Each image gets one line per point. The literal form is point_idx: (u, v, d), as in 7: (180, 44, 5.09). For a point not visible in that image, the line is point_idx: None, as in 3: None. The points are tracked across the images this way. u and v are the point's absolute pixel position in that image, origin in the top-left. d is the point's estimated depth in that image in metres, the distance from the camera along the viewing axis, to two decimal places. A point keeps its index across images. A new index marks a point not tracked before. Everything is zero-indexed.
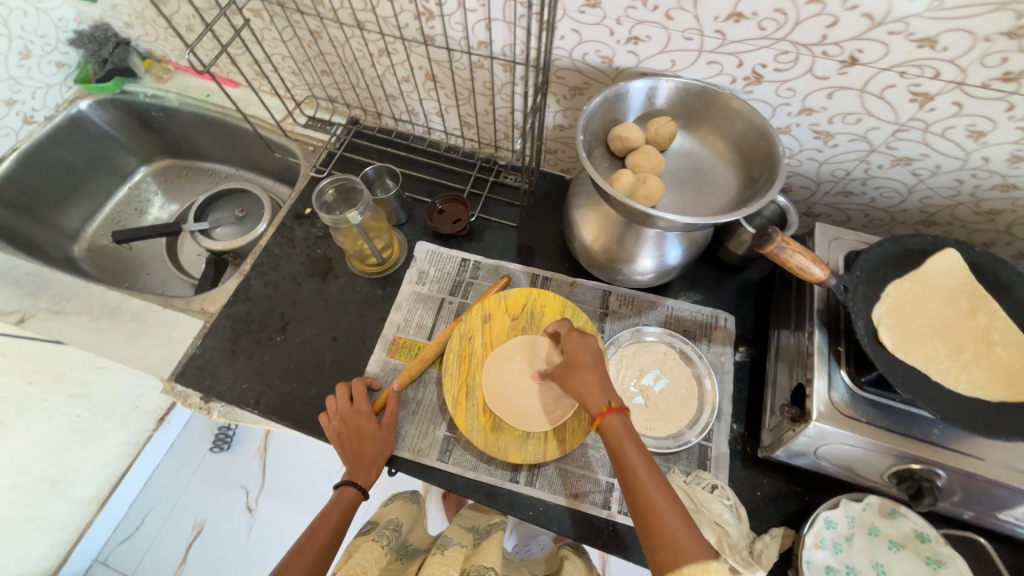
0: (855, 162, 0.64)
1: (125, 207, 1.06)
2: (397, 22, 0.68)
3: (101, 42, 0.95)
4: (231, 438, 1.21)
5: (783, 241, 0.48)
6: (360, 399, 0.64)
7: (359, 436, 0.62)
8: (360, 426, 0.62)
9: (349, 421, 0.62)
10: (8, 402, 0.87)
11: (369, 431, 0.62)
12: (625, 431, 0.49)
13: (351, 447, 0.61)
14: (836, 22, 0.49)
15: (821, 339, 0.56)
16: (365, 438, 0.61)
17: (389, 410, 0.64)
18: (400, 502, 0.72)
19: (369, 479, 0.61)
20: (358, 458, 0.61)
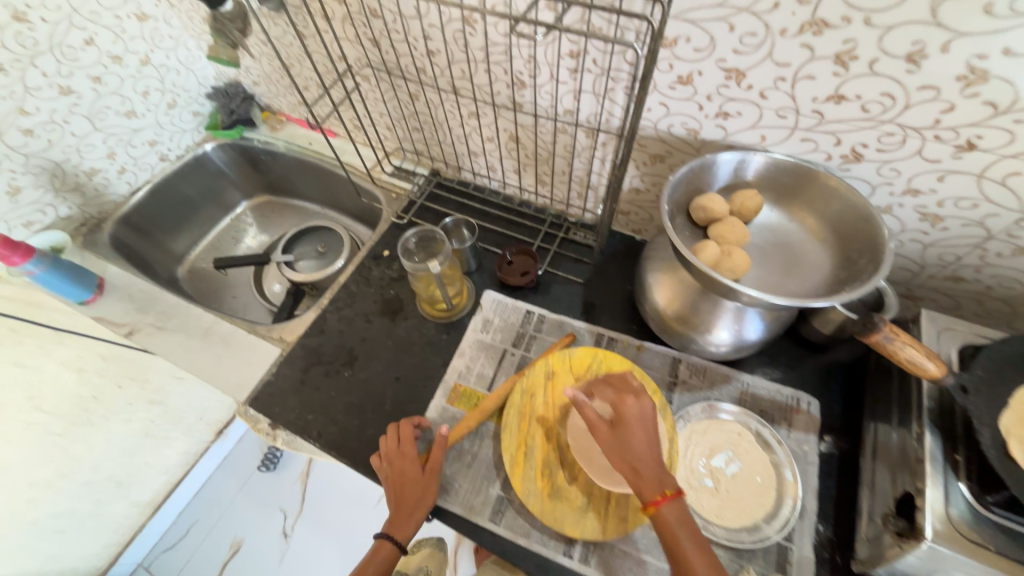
0: (968, 248, 0.58)
1: (225, 235, 1.18)
2: (491, 90, 0.73)
3: (232, 96, 1.08)
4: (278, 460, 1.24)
5: (892, 332, 0.45)
6: (408, 441, 0.63)
7: (402, 481, 0.61)
8: (404, 471, 0.61)
9: (394, 464, 0.62)
10: (99, 402, 0.96)
11: (413, 477, 0.61)
12: (681, 512, 0.49)
13: (394, 493, 0.61)
14: (952, 108, 0.47)
15: (933, 443, 0.49)
16: (408, 485, 0.60)
17: (436, 456, 0.62)
18: (427, 551, 0.82)
19: (407, 532, 0.59)
20: (399, 506, 0.60)
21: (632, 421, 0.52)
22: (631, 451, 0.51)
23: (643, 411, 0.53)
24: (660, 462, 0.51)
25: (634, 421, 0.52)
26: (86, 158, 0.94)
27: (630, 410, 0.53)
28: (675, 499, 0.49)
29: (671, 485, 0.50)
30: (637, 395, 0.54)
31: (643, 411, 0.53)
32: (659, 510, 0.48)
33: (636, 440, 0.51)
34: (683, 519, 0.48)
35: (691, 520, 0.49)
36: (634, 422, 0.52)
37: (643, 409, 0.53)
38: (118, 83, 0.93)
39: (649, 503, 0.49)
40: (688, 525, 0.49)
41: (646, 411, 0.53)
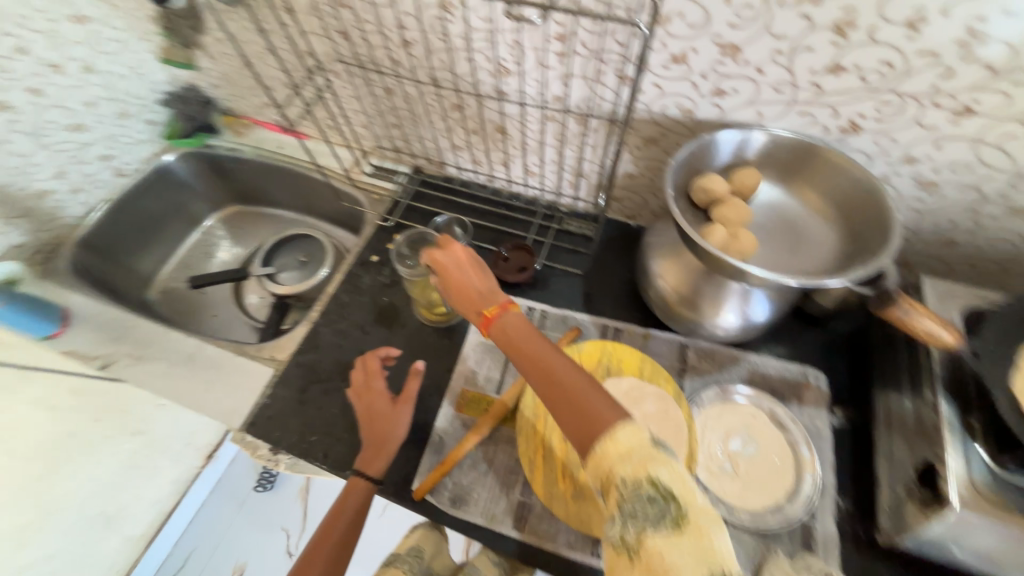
0: (963, 212, 0.59)
1: (196, 251, 1.11)
2: (474, 79, 0.70)
3: (189, 102, 1.02)
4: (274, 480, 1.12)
5: (909, 305, 0.46)
6: (375, 376, 0.69)
7: (374, 414, 0.65)
8: (374, 404, 0.66)
9: (363, 399, 0.67)
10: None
11: (384, 408, 0.66)
12: (518, 321, 0.49)
13: (368, 425, 0.65)
14: (951, 73, 0.46)
15: (948, 411, 0.50)
16: (381, 416, 0.65)
17: (409, 386, 0.67)
18: (422, 531, 0.60)
19: (380, 466, 0.62)
20: (371, 436, 0.64)
21: (444, 268, 0.54)
22: (457, 290, 0.53)
23: (452, 257, 0.54)
24: (484, 288, 0.52)
25: (448, 267, 0.54)
26: (33, 179, 0.86)
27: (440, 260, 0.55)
28: (504, 312, 0.49)
29: (497, 303, 0.51)
30: (445, 245, 0.56)
31: (452, 256, 0.54)
32: (497, 330, 0.49)
33: (455, 280, 0.53)
34: (519, 325, 0.48)
35: (532, 328, 0.48)
36: (446, 265, 0.54)
37: (451, 254, 0.54)
38: (59, 95, 0.85)
39: (485, 325, 0.50)
40: (534, 334, 0.48)
41: (456, 256, 0.54)
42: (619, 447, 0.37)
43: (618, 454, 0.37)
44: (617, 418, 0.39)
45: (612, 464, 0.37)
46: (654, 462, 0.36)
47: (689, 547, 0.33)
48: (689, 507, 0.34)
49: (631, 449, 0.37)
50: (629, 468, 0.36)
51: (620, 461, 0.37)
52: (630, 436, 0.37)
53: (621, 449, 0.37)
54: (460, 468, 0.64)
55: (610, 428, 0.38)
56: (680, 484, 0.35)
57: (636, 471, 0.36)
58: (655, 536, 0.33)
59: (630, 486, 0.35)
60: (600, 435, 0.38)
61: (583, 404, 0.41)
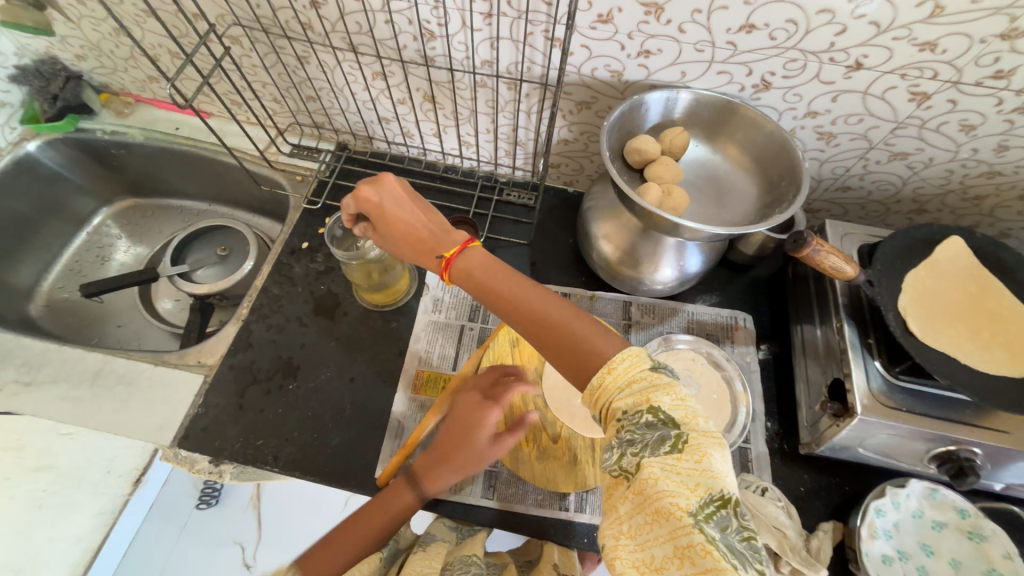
0: (855, 159, 0.66)
1: (85, 255, 0.96)
2: (396, 44, 0.65)
3: (50, 77, 0.86)
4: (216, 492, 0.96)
5: (818, 244, 0.50)
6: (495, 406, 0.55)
7: (469, 437, 0.54)
8: (474, 431, 0.54)
9: (468, 416, 0.55)
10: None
11: (477, 440, 0.54)
12: (482, 261, 0.50)
13: (449, 442, 0.55)
14: (844, 30, 0.51)
15: (851, 333, 0.57)
16: (467, 446, 0.54)
17: (507, 436, 0.54)
18: None
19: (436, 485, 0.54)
20: (446, 458, 0.54)
21: (381, 208, 0.51)
22: (400, 232, 0.51)
23: (387, 193, 0.51)
24: (436, 228, 0.51)
25: (384, 206, 0.51)
26: None
27: (374, 201, 0.51)
28: (465, 251, 0.50)
29: (454, 244, 0.51)
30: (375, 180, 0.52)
31: (385, 192, 0.51)
32: (461, 275, 0.50)
33: (398, 222, 0.51)
34: (484, 263, 0.49)
35: (499, 264, 0.50)
36: (382, 204, 0.51)
37: (384, 189, 0.51)
38: None
39: (446, 269, 0.50)
40: (502, 271, 0.49)
41: (391, 192, 0.51)
42: (619, 376, 0.39)
43: (617, 385, 0.39)
44: (612, 348, 0.42)
45: (612, 396, 0.39)
46: (656, 390, 0.37)
47: (688, 468, 0.33)
48: (689, 429, 0.35)
49: (631, 378, 0.38)
50: (629, 398, 0.38)
51: (620, 391, 0.39)
52: (628, 366, 0.39)
53: (620, 380, 0.39)
54: (422, 448, 0.63)
55: (607, 359, 0.40)
56: (681, 409, 0.36)
57: (637, 400, 0.37)
58: (653, 461, 0.34)
59: (631, 415, 0.37)
60: (599, 368, 0.40)
61: (573, 336, 0.43)
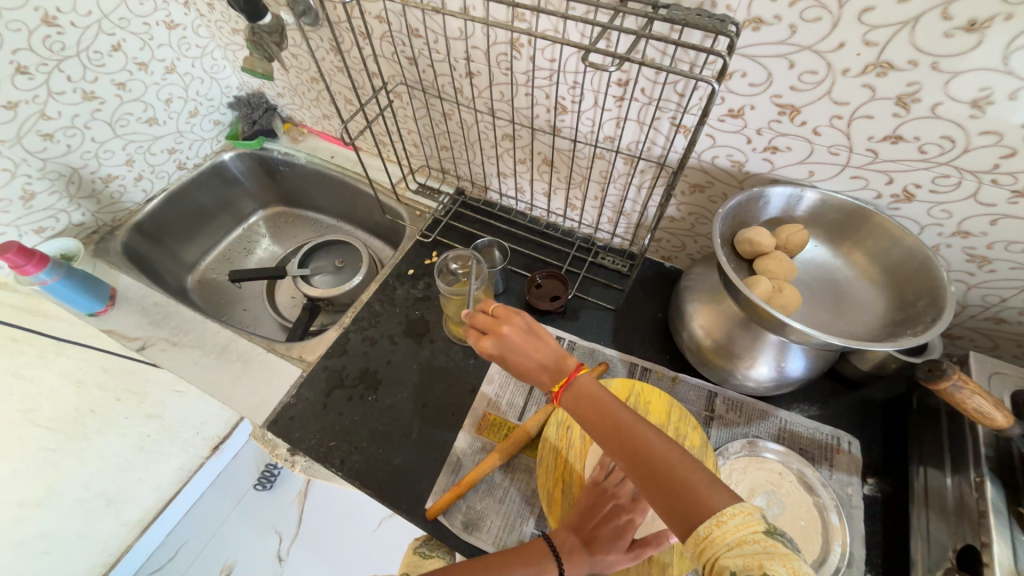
0: (1015, 291, 0.58)
1: (237, 245, 1.16)
2: (530, 113, 0.73)
3: (255, 107, 1.08)
4: (274, 478, 1.18)
5: (961, 380, 0.43)
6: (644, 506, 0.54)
7: (605, 527, 0.54)
8: (619, 525, 0.54)
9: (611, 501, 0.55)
10: (96, 415, 0.91)
11: (615, 537, 0.53)
12: (591, 391, 0.47)
13: (585, 526, 0.54)
14: (1013, 153, 0.47)
15: (994, 495, 0.48)
16: (603, 538, 0.53)
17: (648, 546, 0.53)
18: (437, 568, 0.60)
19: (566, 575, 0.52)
20: (581, 544, 0.53)
21: (502, 357, 0.50)
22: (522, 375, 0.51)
23: (503, 342, 0.50)
24: (548, 363, 0.49)
25: (504, 353, 0.50)
26: (104, 164, 0.91)
27: (492, 351, 0.50)
28: (574, 379, 0.48)
29: (564, 374, 0.49)
30: (495, 329, 0.51)
31: (504, 343, 0.50)
32: (573, 404, 0.48)
33: (519, 366, 0.50)
34: (593, 394, 0.47)
35: (607, 394, 0.47)
36: (502, 354, 0.50)
37: (502, 342, 0.50)
38: (142, 90, 0.91)
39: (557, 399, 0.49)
40: (610, 401, 0.46)
41: (507, 339, 0.50)
42: (728, 533, 0.35)
43: (725, 541, 0.35)
44: (724, 501, 0.37)
45: (718, 552, 0.35)
46: (771, 558, 0.33)
47: None
48: None
49: (742, 538, 0.34)
50: (739, 560, 0.34)
51: (728, 549, 0.34)
52: (740, 524, 0.35)
53: (729, 537, 0.35)
54: (475, 491, 0.63)
55: (716, 512, 0.36)
56: None
57: (747, 564, 0.33)
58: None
59: None
60: (706, 519, 0.36)
61: (680, 482, 0.39)
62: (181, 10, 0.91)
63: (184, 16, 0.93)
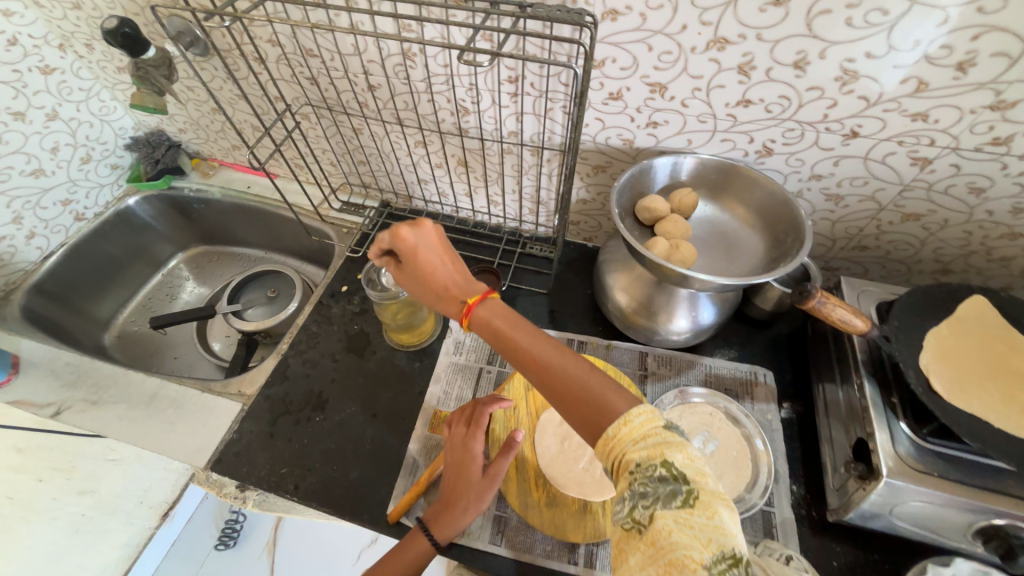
0: (868, 220, 0.68)
1: (157, 292, 1.09)
2: (436, 118, 0.76)
3: (156, 146, 1.04)
4: (237, 532, 1.02)
5: (824, 297, 0.51)
6: (478, 435, 0.57)
7: (461, 474, 0.56)
8: (467, 464, 0.56)
9: (459, 450, 0.58)
10: None
11: (469, 476, 0.56)
12: (500, 311, 0.50)
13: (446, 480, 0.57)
14: (835, 103, 0.56)
15: (872, 391, 0.56)
16: (461, 483, 0.56)
17: (501, 462, 0.55)
18: None
19: (445, 534, 0.55)
20: (449, 498, 0.56)
21: (415, 249, 0.53)
22: (427, 278, 0.53)
23: (421, 234, 0.53)
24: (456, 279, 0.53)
25: (419, 248, 0.53)
26: None
27: (410, 242, 0.53)
28: (484, 299, 0.51)
29: (476, 293, 0.52)
30: (415, 225, 0.54)
31: (422, 235, 0.53)
32: (481, 322, 0.50)
33: (428, 264, 0.53)
34: (502, 312, 0.50)
35: (516, 315, 0.50)
36: (417, 249, 0.53)
37: (420, 232, 0.53)
38: (21, 141, 0.85)
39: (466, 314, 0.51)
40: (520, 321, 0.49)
41: (426, 233, 0.54)
42: (634, 430, 0.39)
43: (632, 437, 0.39)
44: (627, 403, 0.41)
45: (626, 448, 0.39)
46: (669, 446, 0.37)
47: (701, 524, 0.34)
48: (700, 485, 0.35)
49: (646, 432, 0.39)
50: (643, 451, 0.38)
51: (634, 443, 0.38)
52: (645, 421, 0.39)
53: (635, 433, 0.39)
54: (434, 488, 0.64)
55: (622, 414, 0.40)
56: (692, 467, 0.36)
57: (651, 455, 0.37)
58: (666, 514, 0.35)
59: (644, 467, 0.37)
60: (614, 421, 0.40)
61: (589, 394, 0.42)
62: (56, 53, 0.87)
63: (61, 59, 0.88)
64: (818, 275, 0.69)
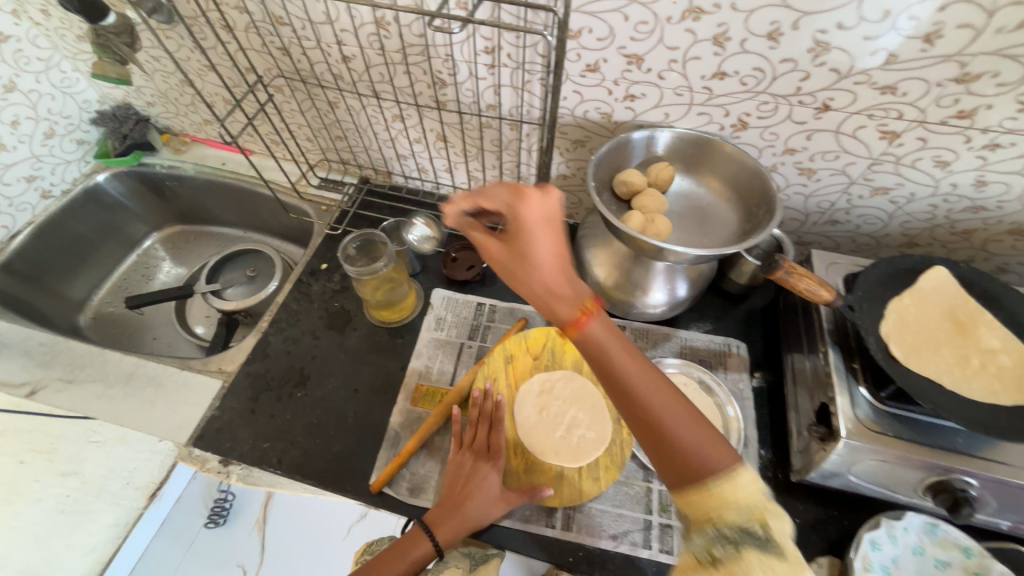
0: (839, 194, 0.70)
1: (133, 273, 1.07)
2: (413, 90, 0.75)
3: (123, 120, 1.00)
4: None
5: (789, 267, 0.53)
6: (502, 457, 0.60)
7: (475, 485, 0.58)
8: (486, 478, 0.58)
9: (478, 463, 0.60)
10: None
11: (483, 490, 0.58)
12: (609, 333, 0.45)
13: (458, 490, 0.58)
14: (808, 76, 0.56)
15: (835, 358, 0.58)
16: (474, 494, 0.57)
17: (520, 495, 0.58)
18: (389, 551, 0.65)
19: (445, 542, 0.55)
20: (458, 506, 0.57)
21: (538, 219, 0.46)
22: (530, 261, 0.45)
23: (547, 202, 0.47)
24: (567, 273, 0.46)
25: (532, 221, 0.46)
26: None
27: (525, 211, 0.46)
28: (591, 316, 0.44)
29: (588, 302, 0.45)
30: (529, 194, 0.47)
31: (548, 204, 0.47)
32: (590, 340, 0.44)
33: (535, 243, 0.46)
34: (614, 337, 0.45)
35: (628, 344, 0.45)
36: (525, 224, 0.46)
37: (547, 201, 0.47)
38: None
39: (569, 327, 0.44)
40: (630, 350, 0.45)
41: (548, 204, 0.47)
42: (740, 492, 0.38)
43: (734, 498, 0.38)
44: (731, 461, 0.40)
45: (725, 506, 0.38)
46: (769, 512, 0.38)
47: (781, 567, 0.36)
48: (783, 542, 0.37)
49: (751, 495, 0.38)
50: (743, 512, 0.38)
51: (732, 504, 0.38)
52: (750, 485, 0.39)
53: (739, 497, 0.38)
54: (416, 458, 0.66)
55: (728, 473, 0.39)
56: (779, 524, 0.37)
57: (751, 517, 0.38)
58: (751, 553, 0.36)
59: (740, 523, 0.37)
60: (717, 479, 0.39)
61: (693, 450, 0.41)
62: (10, 19, 0.82)
63: (15, 26, 0.83)
64: (792, 250, 0.70)
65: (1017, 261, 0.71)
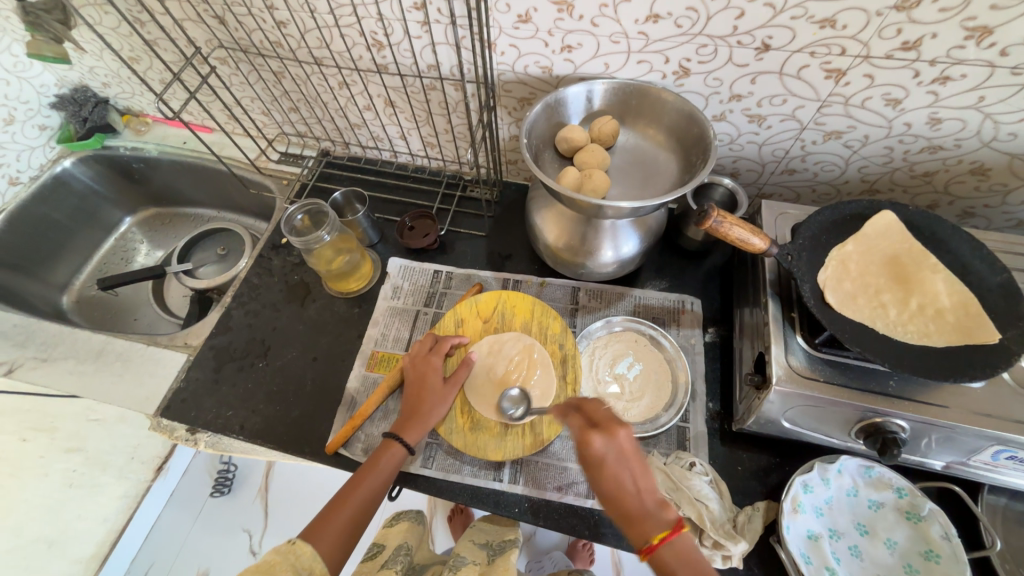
0: (792, 140, 0.67)
1: (112, 256, 1.09)
2: (352, 55, 0.73)
3: (82, 103, 1.00)
4: (231, 481, 1.17)
5: (720, 216, 0.50)
6: (440, 353, 0.64)
7: (423, 386, 0.63)
8: (428, 377, 0.63)
9: (420, 368, 0.64)
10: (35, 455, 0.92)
11: (432, 386, 0.63)
12: (687, 561, 0.41)
13: (411, 395, 0.62)
14: (742, 14, 0.53)
15: (774, 308, 0.58)
16: (425, 393, 0.62)
17: (459, 372, 0.64)
18: (407, 523, 0.79)
19: (417, 437, 0.60)
20: (416, 407, 0.61)
21: (602, 461, 0.47)
22: (605, 490, 0.47)
23: (612, 445, 0.47)
24: (644, 502, 0.45)
25: (606, 458, 0.47)
26: None
27: (598, 442, 0.47)
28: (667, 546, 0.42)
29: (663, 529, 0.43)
30: (602, 430, 0.48)
31: (614, 448, 0.47)
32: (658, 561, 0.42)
33: (612, 478, 0.46)
34: (690, 564, 0.41)
35: (704, 571, 0.41)
36: (592, 458, 0.47)
37: (613, 443, 0.47)
38: None
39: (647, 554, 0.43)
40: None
41: (617, 443, 0.48)
42: None
43: None
44: None
45: None
46: None
47: None
48: None
49: None
50: None
51: None
52: None
53: None
54: (371, 420, 0.68)
55: None
56: None
57: None
58: None
59: None
60: None
61: None
62: None
63: None
64: (744, 202, 0.68)
65: (981, 203, 0.68)
